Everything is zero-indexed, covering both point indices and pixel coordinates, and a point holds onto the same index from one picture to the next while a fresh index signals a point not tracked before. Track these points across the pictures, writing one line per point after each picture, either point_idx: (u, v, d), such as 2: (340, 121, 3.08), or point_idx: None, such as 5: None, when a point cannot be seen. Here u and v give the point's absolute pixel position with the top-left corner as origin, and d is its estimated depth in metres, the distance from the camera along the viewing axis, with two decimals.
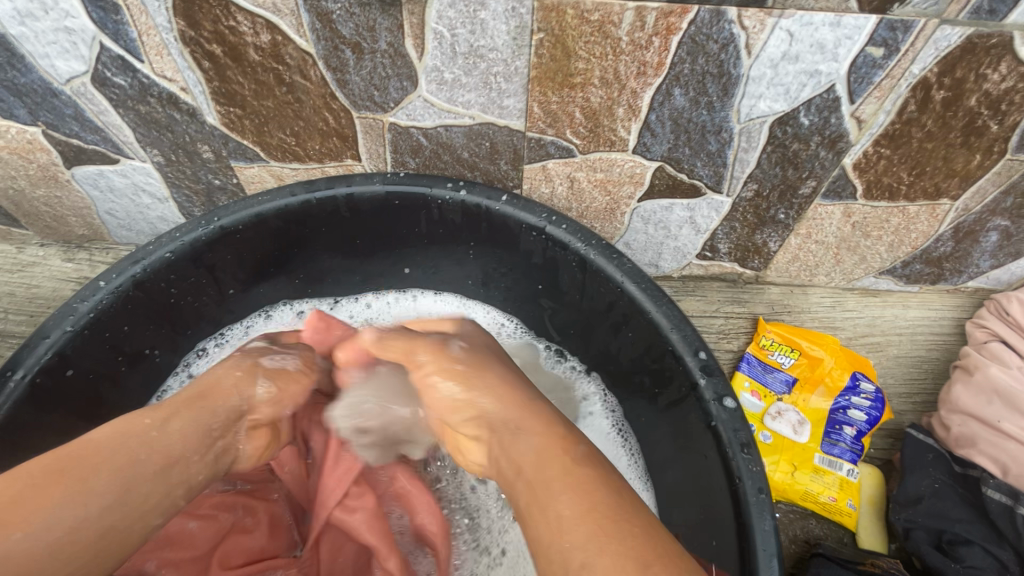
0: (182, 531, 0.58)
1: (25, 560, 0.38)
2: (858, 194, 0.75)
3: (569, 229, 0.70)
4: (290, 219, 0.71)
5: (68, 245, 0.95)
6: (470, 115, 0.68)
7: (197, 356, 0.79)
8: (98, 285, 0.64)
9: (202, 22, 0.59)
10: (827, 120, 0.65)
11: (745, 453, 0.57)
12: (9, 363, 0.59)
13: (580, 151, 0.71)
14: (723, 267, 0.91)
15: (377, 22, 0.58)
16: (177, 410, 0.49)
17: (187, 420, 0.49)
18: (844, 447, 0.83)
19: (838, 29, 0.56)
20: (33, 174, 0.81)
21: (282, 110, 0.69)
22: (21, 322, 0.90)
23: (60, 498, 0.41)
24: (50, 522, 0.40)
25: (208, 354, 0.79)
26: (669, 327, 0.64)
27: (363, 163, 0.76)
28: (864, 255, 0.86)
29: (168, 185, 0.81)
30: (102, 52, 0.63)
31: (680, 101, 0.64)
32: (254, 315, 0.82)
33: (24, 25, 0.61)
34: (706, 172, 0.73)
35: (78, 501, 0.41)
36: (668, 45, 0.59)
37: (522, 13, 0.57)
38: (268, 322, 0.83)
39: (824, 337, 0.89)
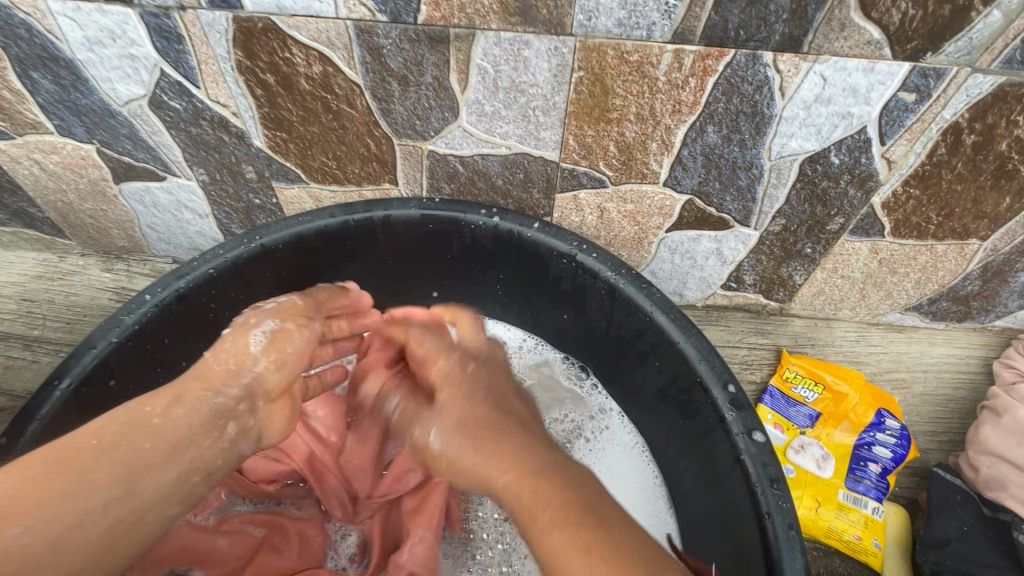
0: (211, 547, 0.63)
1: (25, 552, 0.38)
2: (886, 232, 0.76)
3: (599, 258, 0.71)
4: (328, 239, 0.74)
5: (107, 256, 0.98)
6: (507, 146, 0.70)
7: None
8: (144, 298, 0.66)
9: (259, 53, 0.62)
10: (857, 159, 0.67)
11: (775, 488, 0.57)
12: (57, 371, 0.61)
13: (612, 182, 0.73)
14: (747, 298, 0.92)
15: (425, 57, 0.61)
16: None
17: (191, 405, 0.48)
18: (869, 484, 0.82)
19: (871, 74, 0.58)
20: (83, 188, 0.84)
21: (326, 135, 0.71)
22: (57, 328, 0.93)
23: (60, 492, 0.40)
24: (52, 515, 0.40)
25: None
26: (698, 358, 0.65)
27: (400, 188, 0.78)
28: (891, 291, 0.86)
29: (210, 203, 0.84)
30: (162, 77, 0.66)
31: (712, 138, 0.66)
32: None
33: (92, 51, 0.64)
34: (735, 207, 0.75)
35: (79, 493, 0.41)
36: (703, 86, 0.61)
37: (564, 53, 0.59)
38: None
39: (849, 372, 0.89)
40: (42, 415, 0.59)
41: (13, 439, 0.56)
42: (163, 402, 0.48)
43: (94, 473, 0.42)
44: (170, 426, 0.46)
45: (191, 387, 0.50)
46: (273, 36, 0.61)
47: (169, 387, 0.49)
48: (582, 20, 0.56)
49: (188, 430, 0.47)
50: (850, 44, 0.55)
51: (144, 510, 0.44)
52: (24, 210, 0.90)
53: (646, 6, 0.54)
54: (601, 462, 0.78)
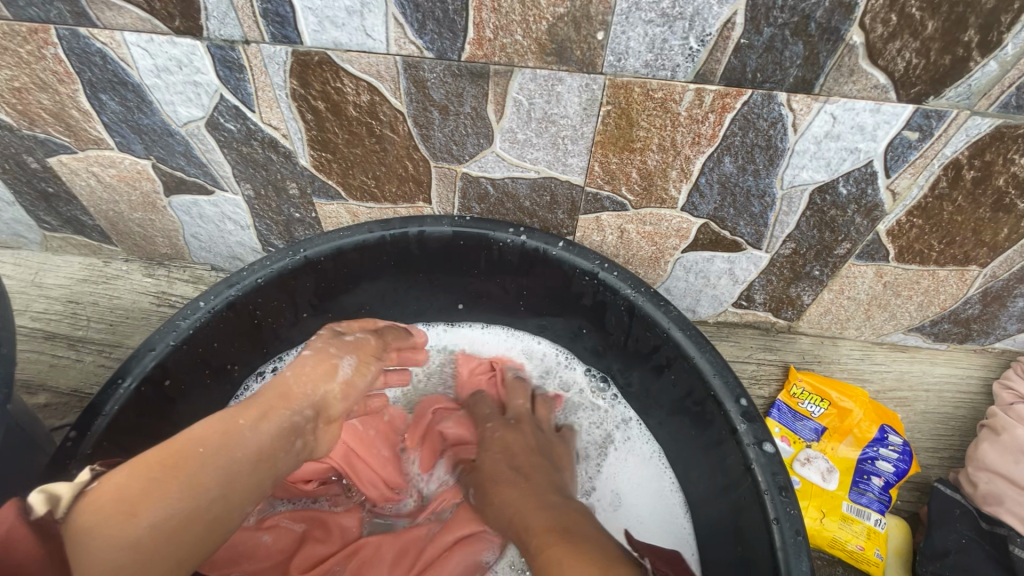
0: (257, 544, 0.67)
1: (147, 541, 0.43)
2: (891, 257, 0.80)
3: (620, 276, 0.76)
4: (366, 252, 0.79)
5: (150, 262, 1.04)
6: (536, 170, 0.75)
7: (256, 379, 0.85)
8: (198, 304, 0.71)
9: (313, 83, 0.68)
10: (864, 191, 0.71)
11: (783, 496, 0.61)
12: (120, 370, 0.66)
13: (633, 205, 0.78)
14: (757, 315, 0.96)
15: (466, 89, 0.66)
16: (263, 413, 0.55)
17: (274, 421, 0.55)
18: (872, 497, 0.86)
19: (877, 114, 0.62)
20: (134, 199, 0.90)
21: (368, 156, 0.77)
22: (101, 329, 0.98)
23: (174, 492, 0.46)
24: (168, 512, 0.45)
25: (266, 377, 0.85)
26: (712, 373, 0.69)
27: (433, 206, 0.83)
28: (895, 312, 0.90)
29: (253, 215, 0.89)
30: (221, 102, 0.72)
31: (729, 167, 0.71)
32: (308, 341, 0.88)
33: (159, 77, 0.70)
34: (748, 231, 0.79)
35: (188, 494, 0.46)
36: (721, 121, 0.66)
37: (594, 89, 0.64)
38: None
39: (854, 389, 0.93)
40: (107, 411, 0.64)
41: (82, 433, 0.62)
42: (252, 415, 0.54)
43: (200, 476, 0.48)
44: (254, 442, 0.53)
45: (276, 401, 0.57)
46: (327, 68, 0.66)
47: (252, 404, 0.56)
48: (612, 61, 0.61)
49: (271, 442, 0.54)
50: (859, 87, 0.60)
51: (231, 509, 0.49)
52: (76, 218, 0.96)
53: (671, 50, 0.59)
54: (621, 471, 0.83)
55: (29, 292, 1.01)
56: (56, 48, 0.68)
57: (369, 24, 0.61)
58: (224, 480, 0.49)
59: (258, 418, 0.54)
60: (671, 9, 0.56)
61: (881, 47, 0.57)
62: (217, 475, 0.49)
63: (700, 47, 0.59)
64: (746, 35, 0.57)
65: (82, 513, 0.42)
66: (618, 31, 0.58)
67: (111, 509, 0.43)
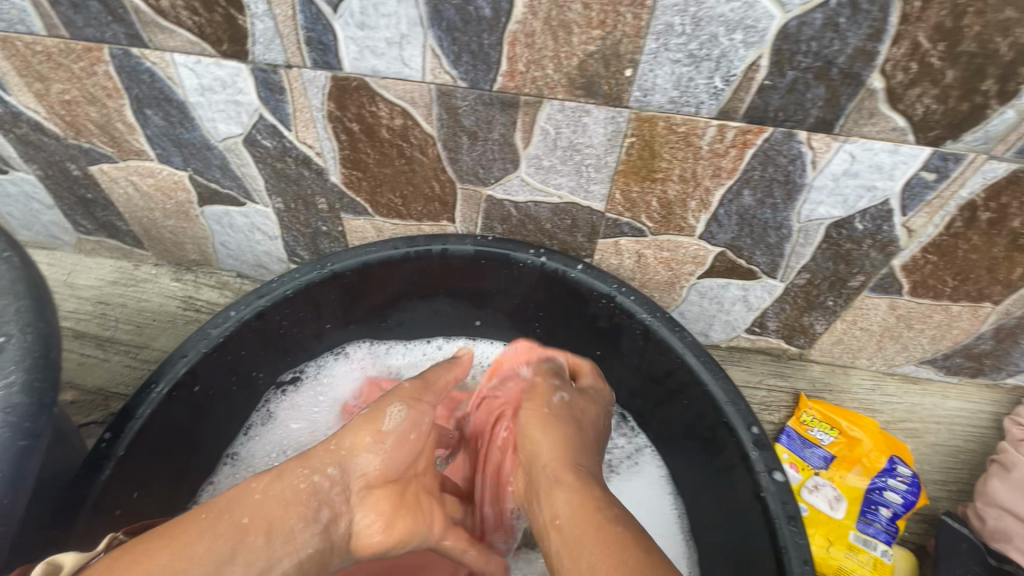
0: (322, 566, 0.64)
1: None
2: (905, 291, 0.81)
3: (637, 300, 0.78)
4: (390, 267, 0.81)
5: (178, 267, 1.07)
6: (558, 195, 0.78)
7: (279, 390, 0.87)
8: (229, 313, 0.74)
9: (349, 106, 0.71)
10: (879, 227, 0.73)
11: (792, 525, 0.62)
12: (153, 375, 0.69)
13: (651, 232, 0.80)
14: (769, 342, 0.98)
15: (496, 117, 0.69)
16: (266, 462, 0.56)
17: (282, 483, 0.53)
18: (879, 528, 0.86)
19: (895, 155, 0.64)
20: (169, 208, 0.93)
21: (396, 176, 0.80)
22: (129, 331, 1.01)
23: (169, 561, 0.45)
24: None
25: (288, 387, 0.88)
26: (725, 400, 0.71)
27: (456, 225, 0.86)
28: (907, 344, 0.91)
29: (281, 227, 0.92)
30: (260, 120, 0.75)
31: (747, 200, 0.73)
32: (327, 355, 0.90)
33: (203, 96, 0.73)
34: (764, 260, 0.81)
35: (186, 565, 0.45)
36: (742, 155, 0.68)
37: (620, 121, 0.67)
38: (342, 360, 0.91)
39: (864, 419, 0.94)
40: (140, 414, 0.66)
41: (116, 435, 0.64)
42: (266, 480, 0.53)
43: (194, 548, 0.46)
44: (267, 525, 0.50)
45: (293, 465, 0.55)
46: (364, 93, 0.69)
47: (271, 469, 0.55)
48: (639, 96, 0.63)
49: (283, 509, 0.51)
50: (878, 129, 0.62)
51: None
52: (111, 223, 0.99)
53: (697, 88, 0.61)
54: (634, 495, 0.83)
55: (61, 292, 1.04)
56: (108, 66, 0.72)
57: (407, 53, 0.64)
58: (226, 555, 0.47)
59: (271, 487, 0.52)
60: (698, 50, 0.58)
61: (901, 93, 0.59)
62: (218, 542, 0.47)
63: (724, 86, 0.61)
64: (769, 77, 0.59)
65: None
66: (646, 69, 0.61)
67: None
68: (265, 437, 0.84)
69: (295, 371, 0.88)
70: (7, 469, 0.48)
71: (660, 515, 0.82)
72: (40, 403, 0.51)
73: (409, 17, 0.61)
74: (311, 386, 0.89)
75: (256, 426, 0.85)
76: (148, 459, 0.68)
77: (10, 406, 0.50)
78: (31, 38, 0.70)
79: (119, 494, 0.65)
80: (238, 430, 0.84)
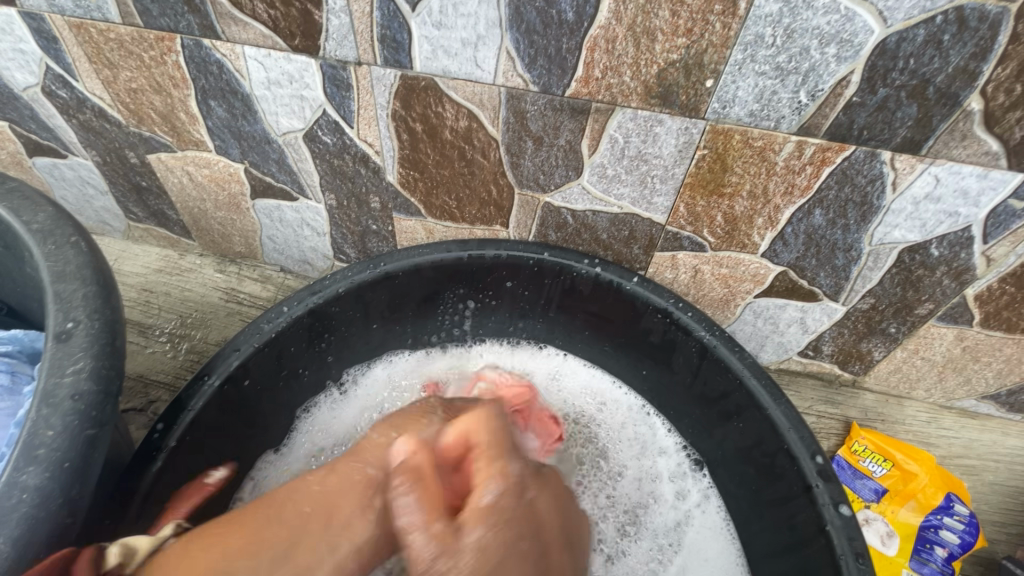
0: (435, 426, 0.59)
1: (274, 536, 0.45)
2: (975, 322, 0.78)
3: (694, 317, 0.76)
4: (441, 270, 0.81)
5: (222, 258, 1.07)
6: (619, 206, 0.76)
7: (317, 404, 0.85)
8: (282, 309, 0.73)
9: (415, 105, 0.70)
10: (957, 254, 0.70)
11: (861, 563, 0.60)
12: (206, 368, 0.68)
13: (712, 247, 0.78)
14: (822, 366, 0.94)
15: (564, 123, 0.67)
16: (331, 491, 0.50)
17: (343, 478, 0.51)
18: (935, 568, 0.82)
19: (984, 180, 0.61)
20: (221, 200, 0.93)
21: (454, 178, 0.79)
22: (171, 320, 1.01)
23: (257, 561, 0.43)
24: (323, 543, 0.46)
25: (327, 402, 0.86)
26: (787, 427, 0.68)
27: (509, 231, 0.85)
28: (970, 377, 0.87)
29: (331, 224, 0.92)
30: (322, 116, 0.75)
31: (818, 220, 0.70)
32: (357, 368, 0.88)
33: (269, 89, 0.73)
34: (828, 282, 0.78)
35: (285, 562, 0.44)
36: (819, 173, 0.65)
37: (693, 133, 0.65)
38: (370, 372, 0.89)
39: (920, 453, 0.90)
40: (192, 406, 0.66)
41: (168, 426, 0.64)
42: (320, 475, 0.52)
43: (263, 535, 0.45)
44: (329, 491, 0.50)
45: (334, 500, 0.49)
46: (431, 94, 0.68)
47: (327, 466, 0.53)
48: (716, 108, 0.62)
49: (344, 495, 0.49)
50: (969, 152, 0.59)
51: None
52: (162, 211, 1.00)
53: (780, 102, 0.59)
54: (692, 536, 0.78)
55: None
56: (177, 56, 0.72)
57: (481, 55, 0.63)
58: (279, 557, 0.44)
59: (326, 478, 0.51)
60: (786, 63, 0.56)
61: (999, 116, 0.56)
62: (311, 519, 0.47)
63: (809, 101, 0.59)
64: (859, 93, 0.57)
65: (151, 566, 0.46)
66: (728, 80, 0.59)
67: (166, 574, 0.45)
68: (297, 451, 0.82)
69: (337, 383, 0.86)
70: (75, 458, 0.48)
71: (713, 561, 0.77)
72: (107, 391, 0.51)
73: (488, 18, 0.59)
74: (346, 401, 0.86)
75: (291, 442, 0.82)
76: (199, 453, 0.68)
77: (78, 393, 0.50)
78: (105, 25, 0.70)
79: (168, 487, 0.64)
80: (269, 447, 0.81)
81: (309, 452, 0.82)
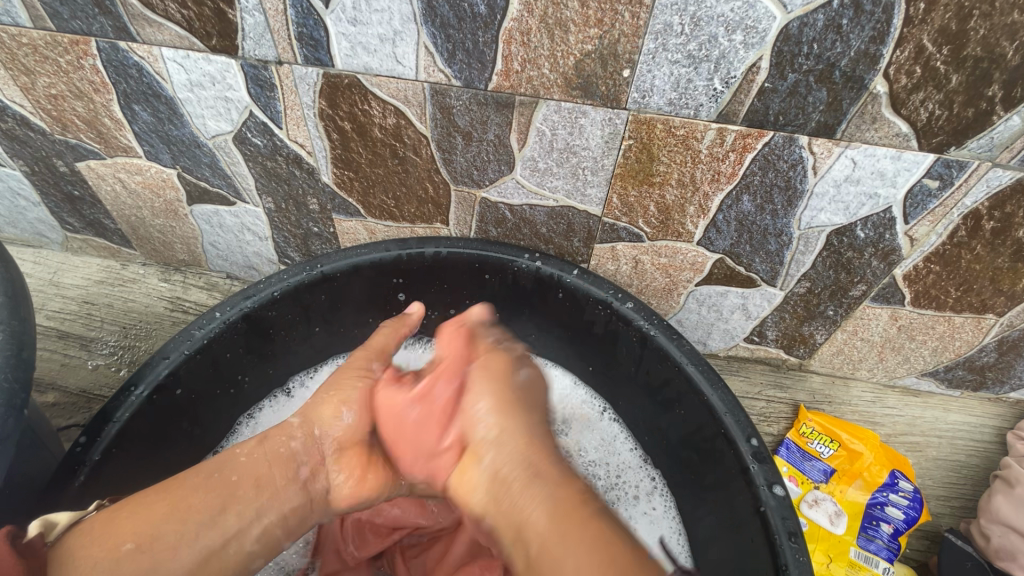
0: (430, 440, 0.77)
1: (186, 502, 0.54)
2: (906, 301, 0.80)
3: (634, 307, 0.76)
4: (381, 270, 0.80)
5: (167, 266, 1.05)
6: (554, 199, 0.76)
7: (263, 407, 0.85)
8: (214, 315, 0.72)
9: (341, 104, 0.69)
10: (882, 235, 0.71)
11: (793, 542, 0.60)
12: (133, 378, 0.67)
13: (649, 237, 0.78)
14: (768, 351, 0.96)
15: (490, 118, 0.67)
16: (258, 443, 0.61)
17: (264, 451, 0.60)
18: (881, 544, 0.83)
19: (898, 161, 0.62)
20: (157, 207, 0.91)
21: (390, 177, 0.78)
22: (114, 331, 0.98)
23: (163, 517, 0.53)
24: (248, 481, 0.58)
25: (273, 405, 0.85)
26: (724, 411, 0.68)
27: (450, 228, 0.85)
28: (909, 356, 0.89)
29: (272, 228, 0.91)
30: (249, 117, 0.73)
31: (747, 206, 0.71)
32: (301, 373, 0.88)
33: (192, 92, 0.72)
34: (764, 267, 0.79)
35: (179, 518, 0.53)
36: (742, 160, 0.66)
37: (617, 123, 0.65)
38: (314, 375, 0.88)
39: (865, 432, 0.91)
40: (118, 418, 0.64)
41: (92, 439, 0.62)
42: (250, 446, 0.61)
43: (190, 501, 0.54)
44: (255, 463, 0.59)
45: (271, 433, 0.63)
46: (356, 91, 0.67)
47: (254, 437, 0.62)
48: (636, 98, 0.62)
49: (267, 469, 0.59)
50: (880, 134, 0.60)
51: (227, 541, 0.54)
52: (99, 221, 0.97)
53: (696, 90, 0.60)
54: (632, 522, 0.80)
55: (46, 291, 1.02)
56: (94, 60, 0.70)
57: (400, 51, 0.62)
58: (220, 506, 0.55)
59: (252, 450, 0.60)
60: (698, 50, 0.57)
61: (904, 97, 0.57)
62: (213, 497, 0.55)
63: (724, 88, 0.59)
64: (770, 79, 0.58)
65: (74, 539, 0.51)
66: (643, 70, 0.59)
67: (98, 539, 0.51)
68: None
69: (284, 387, 0.86)
70: None
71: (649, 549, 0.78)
72: (10, 404, 0.50)
73: (402, 13, 0.59)
74: (293, 404, 0.86)
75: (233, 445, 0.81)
76: (129, 464, 0.67)
77: None
78: (16, 30, 0.68)
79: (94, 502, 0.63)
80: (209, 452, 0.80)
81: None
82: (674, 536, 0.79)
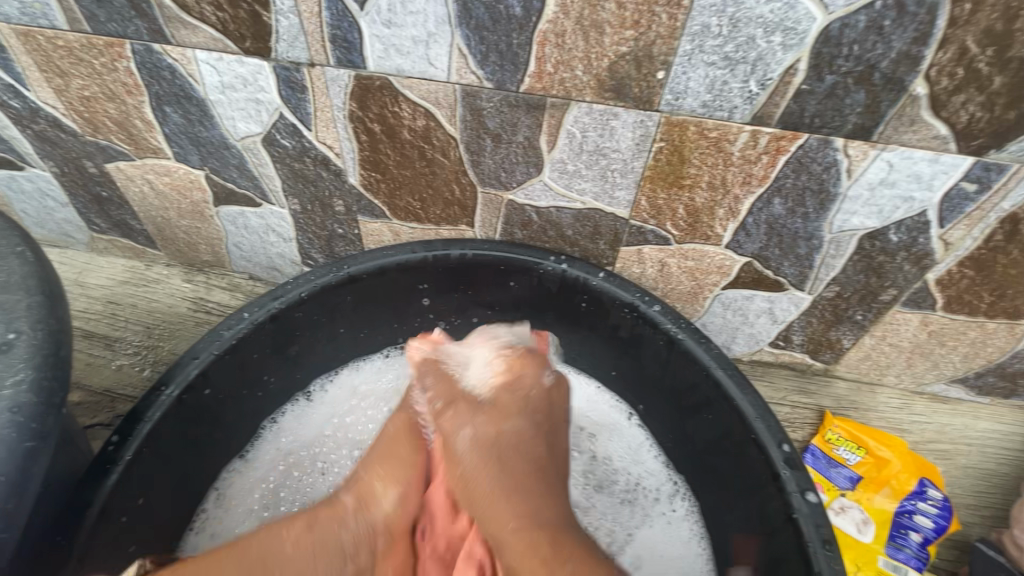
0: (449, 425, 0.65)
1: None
2: (938, 306, 0.79)
3: (661, 310, 0.75)
4: (407, 271, 0.80)
5: (189, 267, 1.06)
6: (582, 201, 0.76)
7: (285, 411, 0.84)
8: (243, 315, 0.72)
9: (371, 106, 0.69)
10: (915, 239, 0.70)
11: (827, 550, 0.59)
12: (164, 377, 0.67)
13: (676, 240, 0.78)
14: (793, 356, 0.95)
15: (521, 119, 0.67)
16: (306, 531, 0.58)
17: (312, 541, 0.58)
18: (910, 553, 0.81)
19: (935, 165, 0.61)
20: (184, 208, 0.92)
21: (417, 179, 0.78)
22: (137, 331, 0.99)
23: None
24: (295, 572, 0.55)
25: (295, 409, 0.85)
26: (754, 416, 0.68)
27: (475, 230, 0.85)
28: (938, 362, 0.88)
29: (296, 229, 0.91)
30: (280, 119, 0.74)
31: (778, 209, 0.71)
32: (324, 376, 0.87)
33: (224, 94, 0.72)
34: (792, 271, 0.78)
35: None
36: (775, 162, 0.65)
37: (649, 125, 0.65)
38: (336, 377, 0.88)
39: (893, 440, 0.90)
40: (149, 417, 0.64)
41: (124, 438, 0.62)
42: (296, 530, 0.58)
43: None
44: (301, 555, 0.56)
45: (320, 516, 0.60)
46: (387, 93, 0.68)
47: (301, 518, 0.60)
48: (670, 100, 0.62)
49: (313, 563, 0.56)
50: (918, 137, 0.60)
51: None
52: (126, 221, 0.98)
53: (731, 92, 0.60)
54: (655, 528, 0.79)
55: (72, 291, 1.03)
56: (128, 62, 0.71)
57: (433, 53, 0.63)
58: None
59: (301, 538, 0.57)
60: (734, 52, 0.56)
61: (945, 100, 0.56)
62: None
63: (760, 90, 0.59)
64: (807, 81, 0.58)
65: None
66: (678, 72, 0.59)
67: None
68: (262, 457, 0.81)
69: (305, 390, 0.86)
70: (12, 472, 0.47)
71: (669, 552, 0.78)
72: (49, 403, 0.50)
73: (437, 15, 0.59)
74: (316, 407, 0.86)
75: (258, 447, 0.81)
76: (157, 464, 0.67)
77: (17, 405, 0.49)
78: (52, 33, 0.69)
79: (125, 501, 0.63)
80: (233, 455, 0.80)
81: (277, 459, 0.81)
82: (695, 542, 0.78)
